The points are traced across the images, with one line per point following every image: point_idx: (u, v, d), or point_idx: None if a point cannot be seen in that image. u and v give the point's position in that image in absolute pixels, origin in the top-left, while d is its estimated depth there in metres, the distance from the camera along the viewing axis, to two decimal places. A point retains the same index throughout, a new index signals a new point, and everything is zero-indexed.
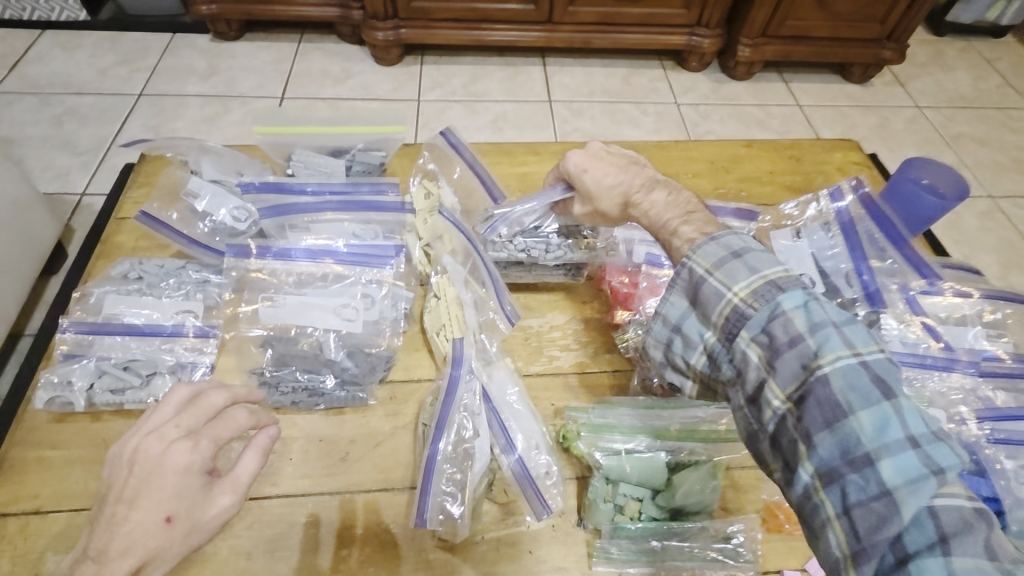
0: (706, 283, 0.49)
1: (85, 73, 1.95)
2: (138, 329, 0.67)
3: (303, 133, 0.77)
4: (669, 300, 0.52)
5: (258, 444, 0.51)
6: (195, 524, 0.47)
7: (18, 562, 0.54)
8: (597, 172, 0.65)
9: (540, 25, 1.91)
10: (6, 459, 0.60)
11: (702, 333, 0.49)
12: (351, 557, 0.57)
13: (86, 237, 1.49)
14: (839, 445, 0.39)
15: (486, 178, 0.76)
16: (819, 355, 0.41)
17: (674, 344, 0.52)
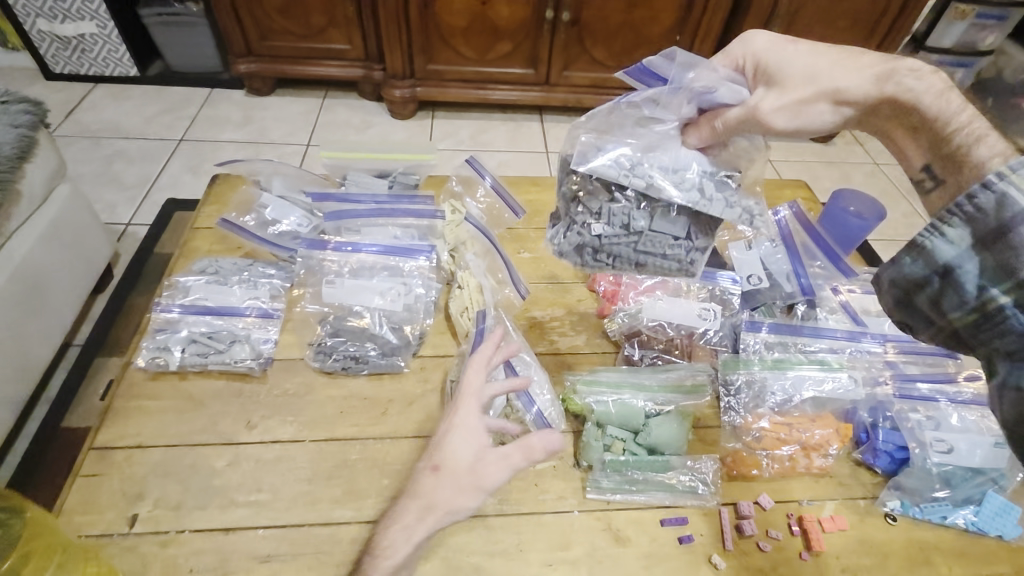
0: (1016, 228, 0.41)
1: (133, 120, 2.18)
2: (219, 308, 0.84)
3: (357, 156, 0.95)
4: (943, 235, 0.46)
5: (524, 441, 0.62)
6: (450, 474, 0.61)
7: (127, 481, 0.69)
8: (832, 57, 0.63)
9: (539, 86, 2.18)
10: (112, 408, 0.75)
11: (979, 287, 0.44)
12: (391, 484, 0.70)
13: (132, 261, 1.66)
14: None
15: (504, 193, 0.94)
16: None
17: (929, 284, 0.48)
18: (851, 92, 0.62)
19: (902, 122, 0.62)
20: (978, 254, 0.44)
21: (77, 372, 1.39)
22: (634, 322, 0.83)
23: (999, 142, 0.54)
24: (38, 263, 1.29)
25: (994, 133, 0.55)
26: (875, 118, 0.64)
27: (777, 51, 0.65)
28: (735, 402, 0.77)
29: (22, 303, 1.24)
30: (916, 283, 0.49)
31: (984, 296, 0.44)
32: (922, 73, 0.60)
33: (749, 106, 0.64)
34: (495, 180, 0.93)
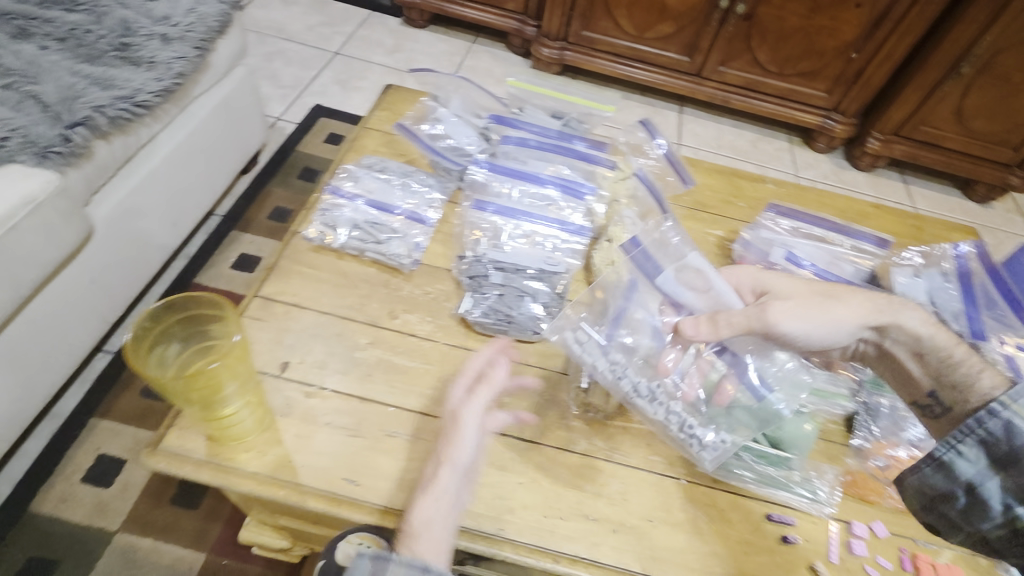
0: None
1: (297, 25, 2.30)
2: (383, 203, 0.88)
3: (543, 93, 0.97)
4: (961, 452, 0.54)
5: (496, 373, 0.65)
6: (450, 428, 0.61)
7: (280, 333, 0.74)
8: (816, 289, 0.72)
9: (689, 77, 2.12)
10: (278, 267, 0.81)
11: (1005, 505, 0.52)
12: (513, 403, 0.72)
13: (275, 152, 1.78)
14: (1001, 439, 0.52)
15: (677, 162, 0.92)
16: None
17: (956, 500, 0.55)
18: (858, 314, 0.69)
19: (914, 348, 0.67)
20: (997, 476, 0.52)
21: (214, 238, 1.51)
22: None
23: (995, 380, 0.61)
24: (209, 130, 1.39)
25: (990, 368, 0.62)
26: (880, 338, 0.69)
27: (772, 280, 0.75)
28: (870, 424, 0.76)
29: (190, 163, 1.35)
30: (938, 493, 0.56)
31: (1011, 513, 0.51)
32: (912, 310, 0.69)
33: (758, 307, 0.68)
34: (672, 148, 0.92)
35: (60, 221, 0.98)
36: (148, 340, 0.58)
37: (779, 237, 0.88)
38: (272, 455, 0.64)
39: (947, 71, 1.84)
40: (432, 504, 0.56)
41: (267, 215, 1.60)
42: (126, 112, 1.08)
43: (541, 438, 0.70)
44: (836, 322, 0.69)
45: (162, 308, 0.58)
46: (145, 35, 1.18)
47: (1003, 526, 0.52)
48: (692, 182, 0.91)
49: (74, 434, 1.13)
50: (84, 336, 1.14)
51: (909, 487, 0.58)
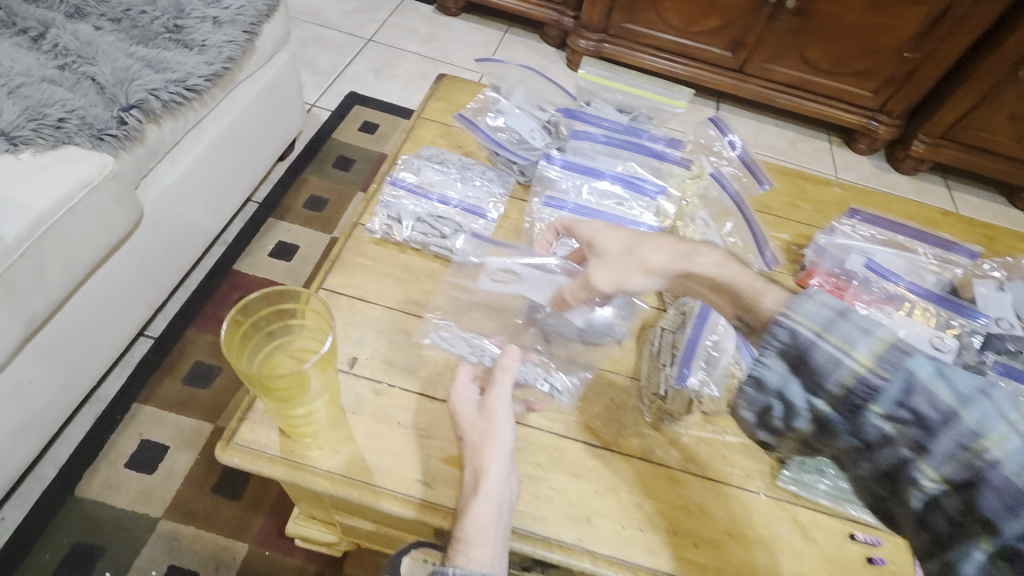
0: (815, 347, 0.45)
1: (331, 11, 2.28)
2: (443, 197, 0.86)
3: (611, 87, 0.94)
4: (763, 363, 0.49)
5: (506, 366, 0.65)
6: (468, 429, 0.61)
7: (346, 327, 0.72)
8: (631, 239, 0.67)
9: (730, 72, 2.07)
10: (341, 259, 0.79)
11: (807, 401, 0.46)
12: (584, 408, 0.70)
13: (312, 139, 1.75)
14: (790, 345, 0.47)
15: (753, 164, 0.89)
16: (874, 365, 0.43)
17: (771, 409, 0.49)
18: (660, 261, 0.63)
19: (711, 285, 0.59)
20: (794, 377, 0.47)
21: (253, 225, 1.50)
22: None
23: (779, 295, 0.53)
24: (252, 116, 1.37)
25: (773, 289, 0.54)
26: (688, 284, 0.62)
27: (601, 235, 0.70)
28: None
29: (233, 149, 1.33)
30: (760, 410, 0.50)
31: (815, 409, 0.46)
32: (712, 251, 0.62)
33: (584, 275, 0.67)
34: (746, 149, 0.88)
35: (114, 205, 0.97)
36: (240, 333, 0.56)
37: (857, 244, 0.86)
38: (345, 453, 0.63)
39: (1003, 74, 1.78)
40: (486, 502, 0.55)
41: (304, 204, 1.58)
42: (178, 95, 1.07)
43: (614, 446, 0.68)
44: (649, 272, 0.63)
45: (258, 300, 0.56)
46: (197, 18, 1.16)
47: (811, 423, 0.47)
48: (769, 185, 0.87)
49: (117, 418, 1.13)
50: (129, 321, 1.13)
51: (741, 420, 0.52)
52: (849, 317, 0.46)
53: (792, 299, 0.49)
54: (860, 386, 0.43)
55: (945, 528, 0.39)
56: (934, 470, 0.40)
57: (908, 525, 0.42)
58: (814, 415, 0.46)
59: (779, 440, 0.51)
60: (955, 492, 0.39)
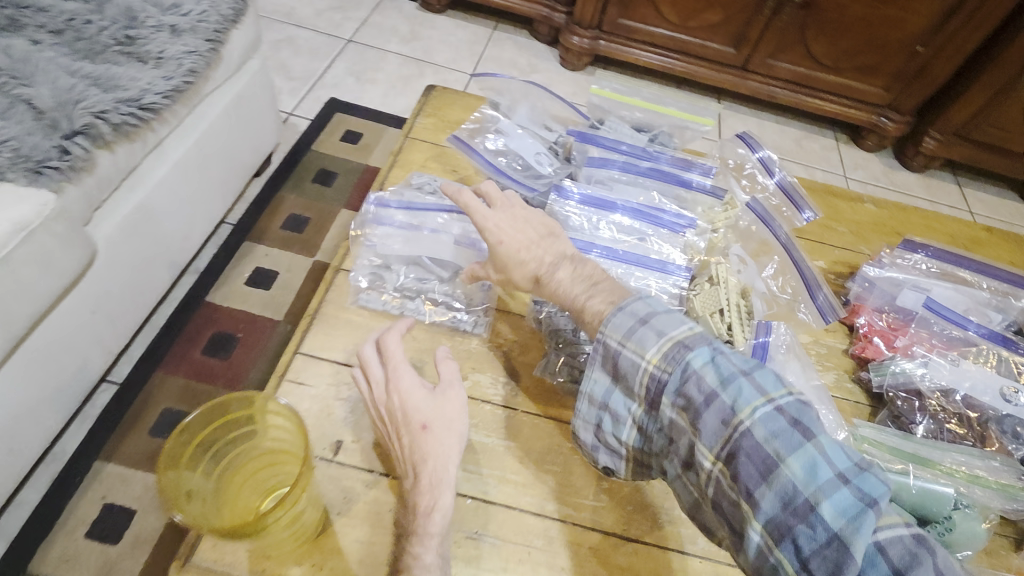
0: (620, 355, 0.49)
1: (306, 10, 2.13)
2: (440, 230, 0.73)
3: (630, 103, 0.85)
4: (591, 378, 0.52)
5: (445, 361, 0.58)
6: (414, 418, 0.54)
7: (330, 400, 0.61)
8: (514, 242, 0.60)
9: (732, 69, 1.96)
10: (320, 313, 0.68)
11: (626, 407, 0.49)
12: (611, 490, 0.60)
13: (290, 152, 1.63)
14: (607, 358, 0.50)
15: (793, 192, 0.80)
16: (660, 362, 0.46)
17: (604, 423, 0.51)
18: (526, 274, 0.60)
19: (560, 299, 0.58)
20: (615, 388, 0.50)
21: (226, 249, 1.37)
22: (910, 379, 0.68)
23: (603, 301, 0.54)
24: (220, 133, 1.24)
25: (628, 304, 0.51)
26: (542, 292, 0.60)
27: (493, 226, 0.61)
28: None
29: (201, 170, 1.21)
30: (599, 425, 0.52)
31: (635, 415, 0.49)
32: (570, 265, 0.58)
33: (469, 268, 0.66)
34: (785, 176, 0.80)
35: (59, 247, 0.85)
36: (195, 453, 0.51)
37: (911, 277, 0.76)
38: (329, 569, 0.51)
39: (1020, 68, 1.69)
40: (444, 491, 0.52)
41: (283, 224, 1.46)
42: (132, 117, 0.94)
43: (649, 536, 0.58)
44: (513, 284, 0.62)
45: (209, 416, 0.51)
46: (152, 27, 1.03)
47: (635, 430, 0.49)
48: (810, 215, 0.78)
49: (77, 479, 1.01)
50: (87, 370, 1.01)
51: (583, 443, 0.54)
52: (650, 323, 0.48)
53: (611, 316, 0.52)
54: (653, 382, 0.46)
55: (728, 507, 0.40)
56: (710, 449, 0.41)
57: (714, 517, 0.43)
58: (634, 421, 0.49)
59: (617, 462, 0.52)
60: (728, 468, 0.40)
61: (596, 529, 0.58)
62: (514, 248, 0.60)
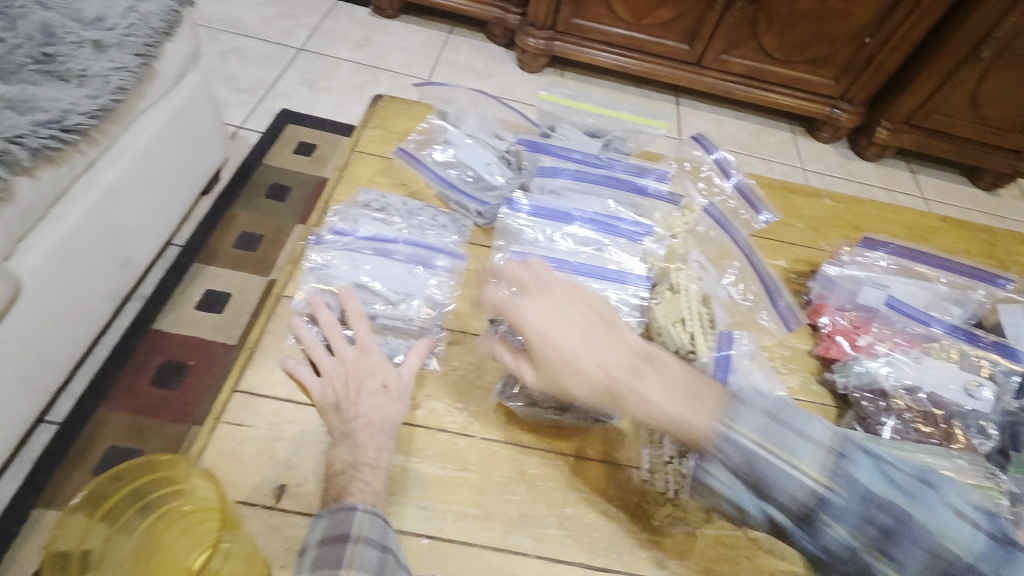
0: (762, 462, 0.42)
1: (253, 19, 2.06)
2: (390, 252, 0.71)
3: (581, 108, 0.84)
4: (709, 472, 0.44)
5: (417, 350, 0.61)
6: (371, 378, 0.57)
7: (273, 441, 0.57)
8: (569, 336, 0.52)
9: (688, 66, 1.97)
10: (261, 345, 0.63)
11: (757, 507, 0.43)
12: (576, 516, 0.57)
13: (239, 167, 1.56)
14: (737, 462, 0.43)
15: (751, 194, 0.80)
16: (823, 474, 0.41)
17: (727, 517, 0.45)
18: (603, 381, 0.49)
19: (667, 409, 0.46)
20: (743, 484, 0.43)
21: (174, 272, 1.30)
22: (872, 379, 0.67)
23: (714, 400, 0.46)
24: (160, 150, 1.18)
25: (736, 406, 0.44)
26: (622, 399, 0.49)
27: (545, 324, 0.54)
28: None
29: (140, 191, 1.14)
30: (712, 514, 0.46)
31: (769, 518, 0.43)
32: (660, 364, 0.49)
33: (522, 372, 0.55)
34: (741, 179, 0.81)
35: None
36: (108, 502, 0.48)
37: (871, 274, 0.75)
38: None
39: (964, 57, 1.73)
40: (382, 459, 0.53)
41: (234, 243, 1.39)
42: (53, 140, 0.88)
43: (618, 563, 0.55)
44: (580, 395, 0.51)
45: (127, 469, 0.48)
46: (73, 43, 0.96)
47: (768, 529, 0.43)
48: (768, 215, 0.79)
49: (12, 531, 0.93)
50: (19, 412, 0.94)
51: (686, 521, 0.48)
52: (785, 422, 0.43)
53: (723, 400, 0.46)
54: (811, 498, 0.41)
55: None
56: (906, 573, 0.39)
57: None
58: (771, 522, 0.43)
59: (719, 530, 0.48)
60: None
61: (562, 560, 0.55)
62: (568, 346, 0.52)
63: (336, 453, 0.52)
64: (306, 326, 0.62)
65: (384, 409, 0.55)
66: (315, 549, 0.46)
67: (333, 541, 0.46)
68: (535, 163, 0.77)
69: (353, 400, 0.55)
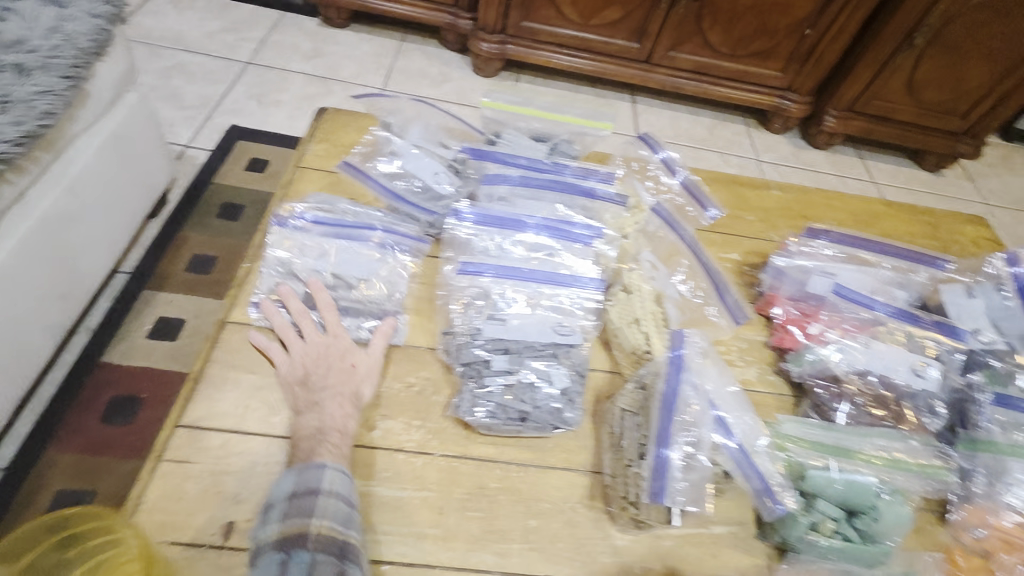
0: None
1: (196, 34, 2.00)
2: (353, 237, 0.72)
3: (524, 113, 0.84)
4: None
5: (384, 331, 0.65)
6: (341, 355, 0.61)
7: (220, 476, 0.54)
8: None
9: (639, 64, 1.99)
10: (204, 376, 0.60)
11: None
12: (541, 528, 0.56)
13: (189, 188, 1.51)
14: None
15: (697, 192, 0.84)
16: None
17: None
18: None
19: None
20: None
21: (123, 302, 1.25)
22: (825, 365, 0.68)
23: None
24: (100, 175, 1.13)
25: None
26: None
27: None
28: (965, 479, 0.63)
29: (80, 219, 1.09)
30: None
31: None
32: None
33: None
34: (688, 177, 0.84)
35: None
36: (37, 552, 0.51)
37: (818, 263, 0.77)
38: None
39: (899, 44, 1.80)
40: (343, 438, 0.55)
41: (186, 267, 1.34)
42: None
43: (585, 572, 0.54)
44: None
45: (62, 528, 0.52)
46: None
47: None
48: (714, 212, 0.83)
49: None
50: None
51: None
52: None
53: None
54: None
55: None
56: None
57: None
58: None
59: None
60: None
61: (527, 574, 0.53)
62: None
63: (304, 420, 0.56)
64: (274, 308, 0.65)
65: (353, 386, 0.59)
66: (286, 502, 0.48)
67: (300, 495, 0.48)
68: (479, 171, 0.76)
69: (322, 374, 0.59)
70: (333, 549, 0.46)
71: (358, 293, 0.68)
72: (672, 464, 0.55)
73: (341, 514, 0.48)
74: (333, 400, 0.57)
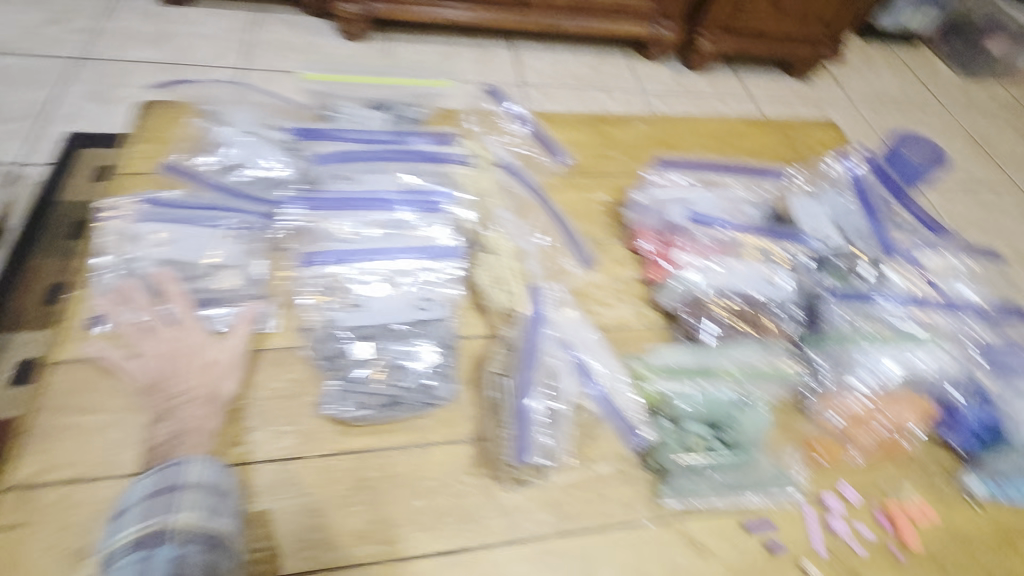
0: None
1: (9, 32, 1.74)
2: (194, 221, 0.66)
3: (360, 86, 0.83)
4: None
5: (245, 316, 0.62)
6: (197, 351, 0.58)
7: (62, 533, 0.49)
8: None
9: (510, 8, 1.92)
10: (28, 426, 0.53)
11: None
12: (426, 507, 0.54)
13: (31, 212, 1.34)
14: None
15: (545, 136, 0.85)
16: None
17: None
18: None
19: None
20: None
21: None
22: (690, 291, 0.70)
23: None
24: None
25: None
26: None
27: None
28: (820, 372, 0.67)
29: None
30: None
31: None
32: None
33: None
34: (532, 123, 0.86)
35: None
36: None
37: (674, 194, 0.80)
38: None
39: None
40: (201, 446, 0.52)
41: (43, 300, 1.20)
42: None
43: (474, 540, 0.53)
44: None
45: None
46: None
47: None
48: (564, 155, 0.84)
49: None
50: None
51: None
52: None
53: None
54: None
55: None
56: None
57: None
58: None
59: None
60: None
61: (414, 556, 0.51)
62: None
63: (159, 428, 0.53)
64: (119, 308, 0.60)
65: (210, 384, 0.56)
66: (143, 502, 0.47)
67: (159, 492, 0.47)
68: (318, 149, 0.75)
69: (176, 378, 0.56)
70: (199, 536, 0.45)
71: (198, 301, 0.62)
72: (531, 415, 0.58)
73: (203, 503, 0.47)
74: (188, 406, 0.54)
